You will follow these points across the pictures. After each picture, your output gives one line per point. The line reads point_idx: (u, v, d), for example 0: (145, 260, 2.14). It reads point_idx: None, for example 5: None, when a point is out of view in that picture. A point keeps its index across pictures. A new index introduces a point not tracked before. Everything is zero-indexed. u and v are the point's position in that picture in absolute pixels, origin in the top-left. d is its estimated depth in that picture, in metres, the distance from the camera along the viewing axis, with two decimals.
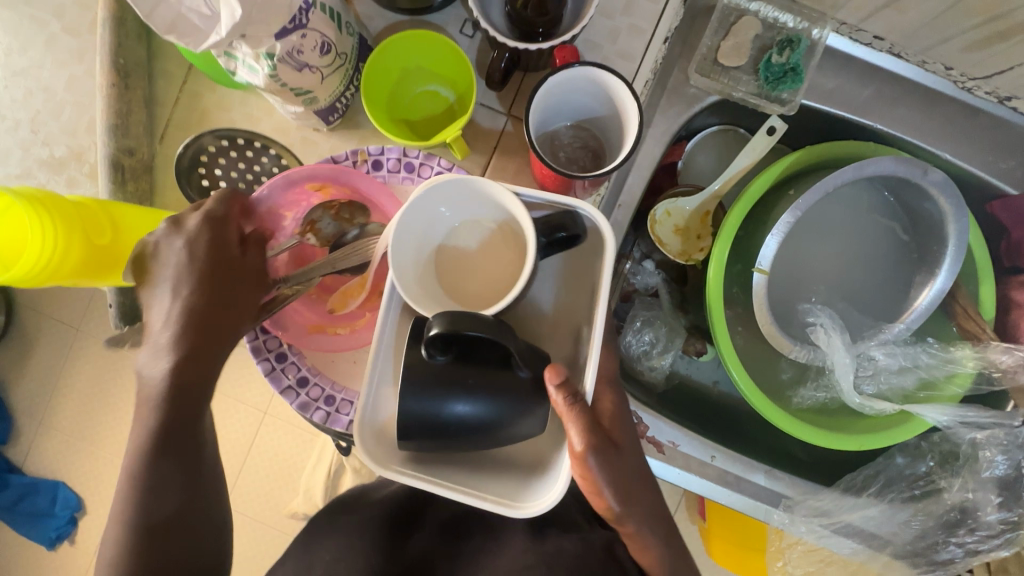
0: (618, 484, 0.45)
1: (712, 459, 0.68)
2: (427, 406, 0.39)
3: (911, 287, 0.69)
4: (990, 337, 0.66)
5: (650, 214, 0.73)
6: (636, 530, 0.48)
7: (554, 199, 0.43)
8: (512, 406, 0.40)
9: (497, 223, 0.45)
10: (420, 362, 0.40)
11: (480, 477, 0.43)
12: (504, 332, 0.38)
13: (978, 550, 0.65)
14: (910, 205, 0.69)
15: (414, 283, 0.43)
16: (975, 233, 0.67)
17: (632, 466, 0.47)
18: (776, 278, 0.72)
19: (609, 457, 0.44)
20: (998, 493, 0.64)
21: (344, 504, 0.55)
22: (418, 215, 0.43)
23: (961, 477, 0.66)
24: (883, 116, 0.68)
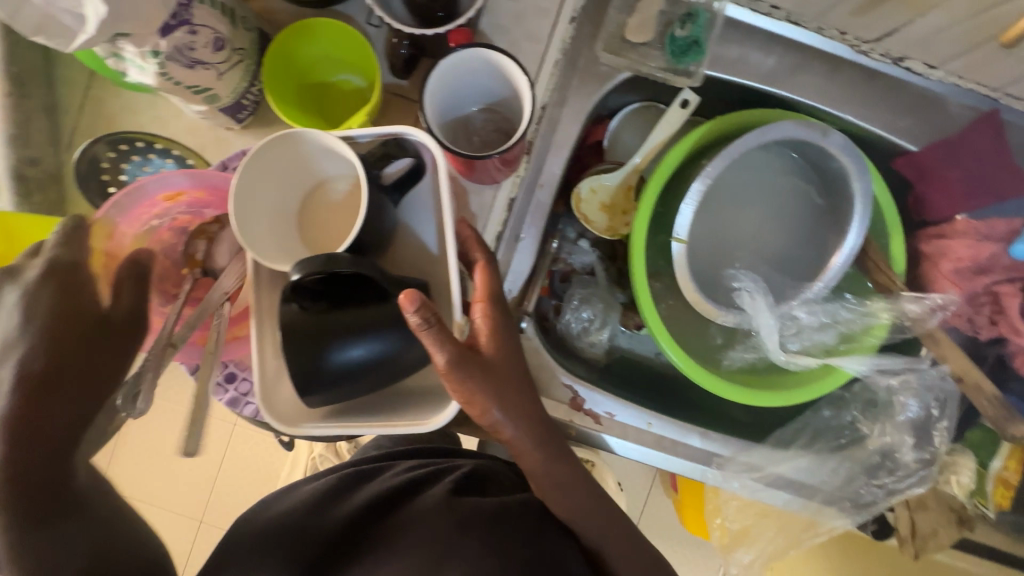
0: (492, 393, 0.49)
1: (648, 426, 0.70)
2: (324, 356, 0.47)
3: (828, 247, 0.72)
4: (899, 288, 0.69)
5: (576, 192, 0.75)
6: (515, 440, 0.53)
7: (379, 132, 0.48)
8: (399, 339, 0.49)
9: (343, 181, 0.52)
10: (300, 318, 0.47)
11: (394, 414, 0.51)
12: (361, 265, 0.45)
13: (897, 490, 0.68)
14: (819, 166, 0.71)
15: (264, 239, 0.48)
16: (880, 184, 0.69)
17: (509, 379, 0.51)
18: (700, 246, 0.74)
19: (477, 370, 0.48)
20: (914, 435, 0.68)
21: (263, 505, 0.59)
22: (266, 169, 0.48)
23: (881, 423, 0.69)
24: (787, 83, 0.70)
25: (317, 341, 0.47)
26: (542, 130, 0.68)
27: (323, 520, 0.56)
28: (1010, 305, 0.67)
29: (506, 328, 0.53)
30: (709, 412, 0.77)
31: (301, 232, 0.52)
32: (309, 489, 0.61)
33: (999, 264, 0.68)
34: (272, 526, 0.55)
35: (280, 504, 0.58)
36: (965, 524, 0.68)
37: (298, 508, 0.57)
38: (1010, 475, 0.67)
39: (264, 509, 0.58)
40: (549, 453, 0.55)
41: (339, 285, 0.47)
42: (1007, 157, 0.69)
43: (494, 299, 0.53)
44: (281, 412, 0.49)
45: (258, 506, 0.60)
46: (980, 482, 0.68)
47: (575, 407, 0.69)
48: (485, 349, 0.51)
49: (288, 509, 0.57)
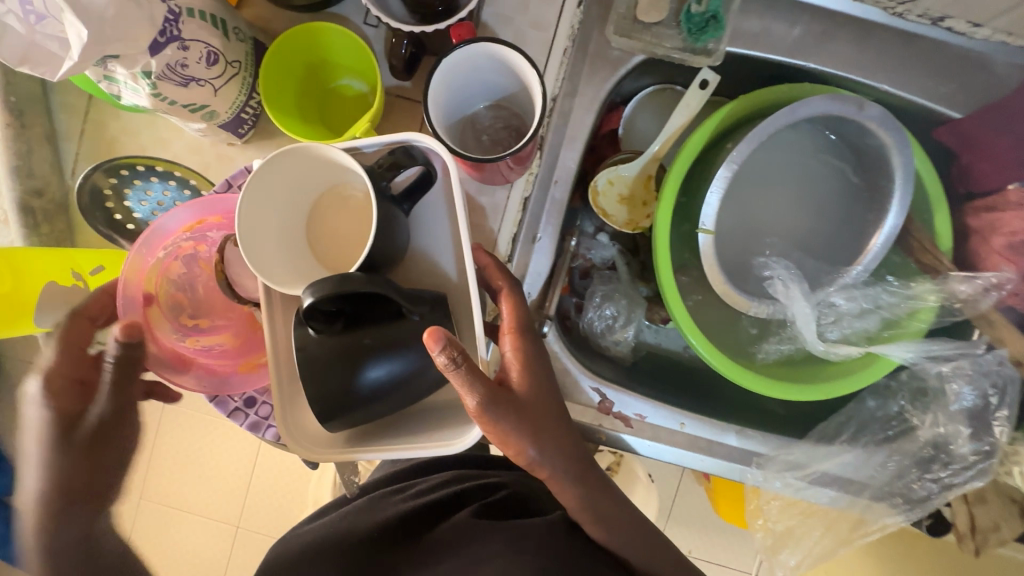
0: (527, 431, 0.48)
1: (681, 426, 0.67)
2: (344, 379, 0.45)
3: (866, 229, 0.67)
4: (948, 268, 0.64)
5: (593, 185, 0.72)
6: (552, 475, 0.51)
7: (387, 141, 0.46)
8: (420, 356, 0.46)
9: (348, 188, 0.49)
10: (316, 341, 0.45)
11: (418, 433, 0.48)
12: (380, 284, 0.42)
13: (953, 483, 0.63)
14: (855, 143, 0.66)
15: (275, 261, 0.46)
16: (923, 158, 0.64)
17: (542, 412, 0.50)
18: (728, 236, 0.71)
19: (508, 408, 0.46)
20: (969, 424, 0.63)
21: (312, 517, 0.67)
22: (270, 187, 0.45)
23: (932, 412, 0.65)
24: (815, 53, 0.65)
25: (336, 369, 0.45)
26: (554, 123, 0.65)
27: (352, 537, 0.59)
28: None
29: (539, 361, 0.52)
30: (745, 409, 0.73)
31: (314, 252, 0.50)
32: (344, 512, 0.64)
33: None
34: (302, 543, 0.60)
35: (317, 526, 0.63)
36: None
37: (331, 530, 0.61)
38: None
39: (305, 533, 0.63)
40: (587, 482, 0.53)
41: (355, 306, 0.44)
42: None
43: (525, 331, 0.52)
44: (307, 441, 0.48)
45: (301, 529, 0.64)
46: None
47: (605, 412, 0.67)
48: (518, 385, 0.50)
49: (322, 529, 0.62)
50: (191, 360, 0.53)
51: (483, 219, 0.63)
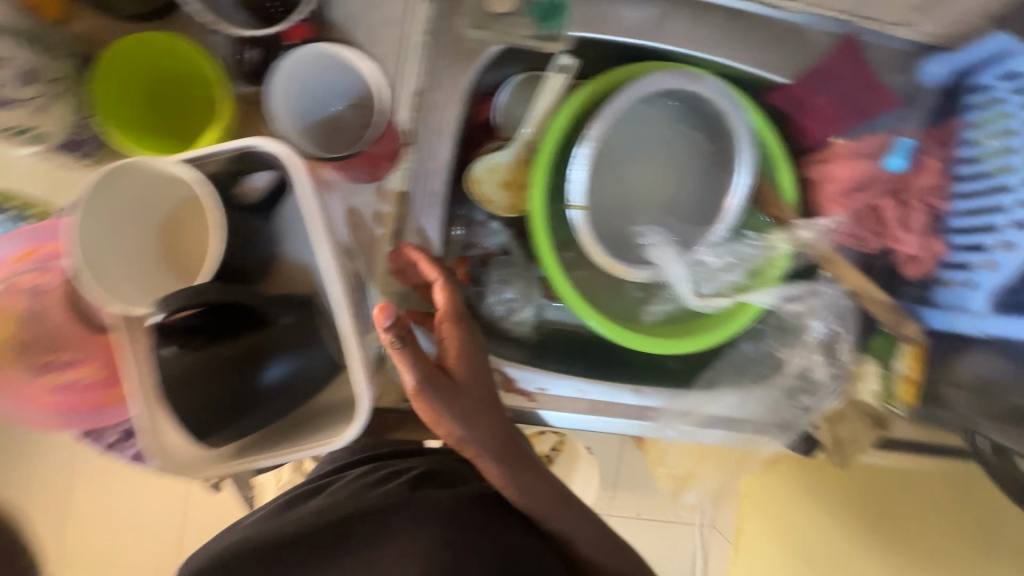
0: (459, 411, 0.55)
1: (581, 393, 0.71)
2: (216, 394, 0.44)
3: (722, 190, 0.75)
4: (792, 217, 0.73)
5: (472, 173, 0.74)
6: (478, 453, 0.58)
7: (226, 146, 0.44)
8: (297, 358, 0.47)
9: (192, 198, 0.47)
10: (174, 362, 0.43)
11: (304, 433, 0.49)
12: (234, 293, 0.43)
13: (814, 407, 0.73)
14: (702, 113, 0.73)
15: (123, 283, 0.45)
16: (762, 122, 0.72)
17: (473, 395, 0.57)
18: (604, 209, 0.76)
19: (442, 387, 0.54)
20: (822, 353, 0.72)
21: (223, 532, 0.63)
22: (105, 210, 0.43)
23: (795, 347, 0.74)
24: (656, 32, 0.71)
25: (205, 386, 0.44)
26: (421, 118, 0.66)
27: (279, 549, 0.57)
28: (890, 216, 0.72)
29: (476, 349, 0.59)
30: (643, 368, 0.78)
31: (169, 266, 0.49)
32: (269, 523, 0.60)
33: (877, 177, 0.72)
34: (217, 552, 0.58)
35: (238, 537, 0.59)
36: (878, 424, 0.74)
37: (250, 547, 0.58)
38: (914, 374, 0.69)
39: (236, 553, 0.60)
40: (512, 458, 0.60)
41: (215, 319, 0.43)
42: (867, 77, 0.73)
43: (461, 322, 0.59)
44: (184, 462, 0.45)
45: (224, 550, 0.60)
46: (888, 383, 0.71)
47: (507, 391, 0.70)
48: (455, 369, 0.57)
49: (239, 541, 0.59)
50: (47, 395, 0.51)
51: (362, 218, 0.63)
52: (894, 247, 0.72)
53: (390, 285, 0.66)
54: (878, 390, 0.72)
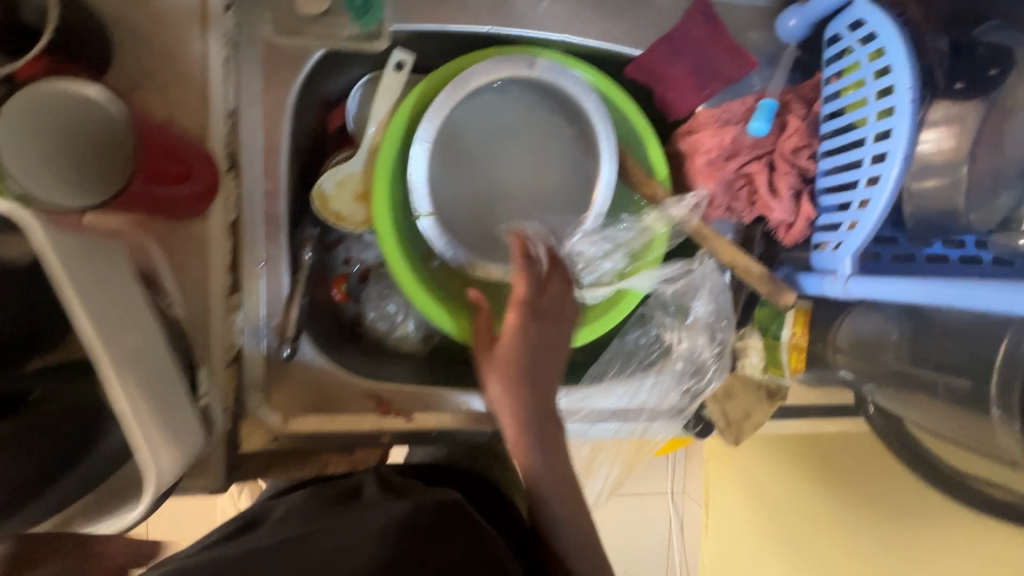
0: (503, 367, 0.61)
1: (464, 405, 0.70)
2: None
3: (591, 174, 0.72)
4: (663, 195, 0.70)
5: (320, 189, 0.68)
6: (513, 422, 0.59)
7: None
8: (86, 424, 0.48)
9: None
10: None
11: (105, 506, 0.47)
12: None
13: (700, 390, 0.71)
14: (557, 96, 0.70)
15: None
16: (620, 99, 0.70)
17: (553, 349, 0.63)
18: (469, 210, 0.72)
19: (488, 348, 0.63)
20: (706, 334, 0.71)
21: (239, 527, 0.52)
22: None
23: (678, 330, 0.72)
24: (492, 15, 0.66)
25: None
26: (244, 138, 0.61)
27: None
28: (758, 182, 0.70)
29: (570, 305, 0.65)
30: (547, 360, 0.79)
31: None
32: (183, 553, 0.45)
33: (742, 144, 0.69)
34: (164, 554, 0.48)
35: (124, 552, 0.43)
36: (774, 397, 0.72)
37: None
38: (799, 339, 0.69)
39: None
40: (553, 433, 0.59)
41: None
42: (726, 41, 0.69)
43: (523, 309, 0.62)
44: None
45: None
46: (774, 353, 0.69)
47: (383, 413, 0.67)
48: (502, 343, 0.62)
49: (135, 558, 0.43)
50: None
51: (187, 256, 0.59)
52: (766, 214, 0.70)
53: (235, 321, 0.62)
54: (763, 363, 0.70)
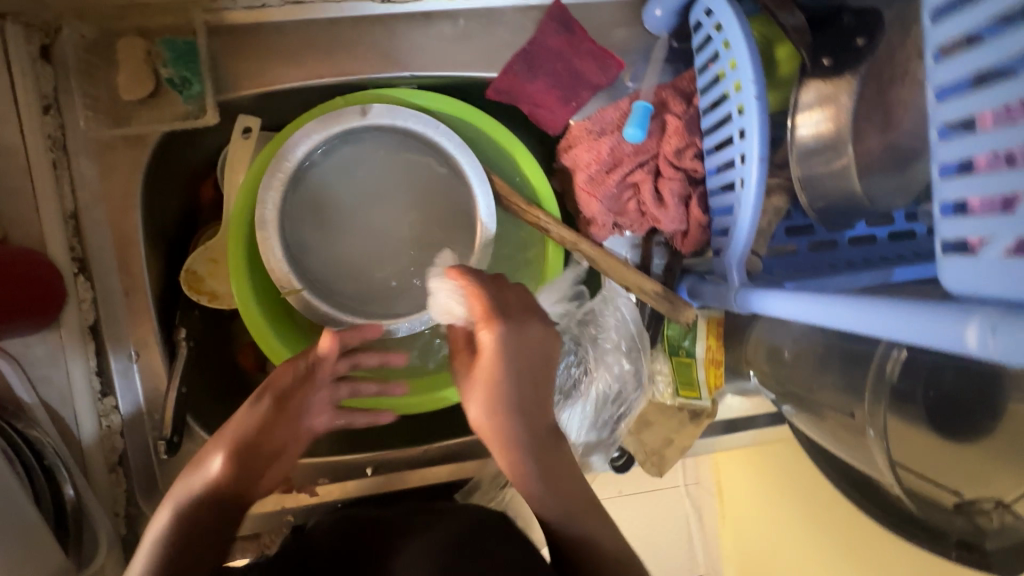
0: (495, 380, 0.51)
1: (371, 471, 0.68)
2: None
3: (470, 207, 0.68)
4: (545, 221, 0.66)
5: (188, 270, 0.66)
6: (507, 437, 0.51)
7: None
8: None
9: None
10: None
11: None
12: None
13: (623, 414, 0.66)
14: (413, 135, 0.66)
15: None
16: (485, 123, 0.66)
17: (536, 368, 0.53)
18: (346, 269, 0.69)
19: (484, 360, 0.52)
20: (631, 352, 0.65)
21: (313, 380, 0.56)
22: None
23: (599, 355, 0.66)
24: (329, 66, 0.63)
25: None
26: (92, 238, 0.60)
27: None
28: (644, 192, 0.64)
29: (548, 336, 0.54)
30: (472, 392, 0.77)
31: None
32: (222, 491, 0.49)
33: (622, 154, 0.64)
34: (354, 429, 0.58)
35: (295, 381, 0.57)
36: (700, 416, 0.66)
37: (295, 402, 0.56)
38: (718, 353, 0.63)
39: (250, 447, 0.52)
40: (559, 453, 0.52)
41: None
42: (586, 45, 0.65)
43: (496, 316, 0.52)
44: None
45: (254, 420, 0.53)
46: (689, 371, 0.64)
47: (286, 491, 0.65)
48: (483, 355, 0.52)
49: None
50: None
51: (48, 369, 0.57)
52: (657, 226, 0.65)
53: (111, 425, 0.61)
54: (674, 385, 0.65)
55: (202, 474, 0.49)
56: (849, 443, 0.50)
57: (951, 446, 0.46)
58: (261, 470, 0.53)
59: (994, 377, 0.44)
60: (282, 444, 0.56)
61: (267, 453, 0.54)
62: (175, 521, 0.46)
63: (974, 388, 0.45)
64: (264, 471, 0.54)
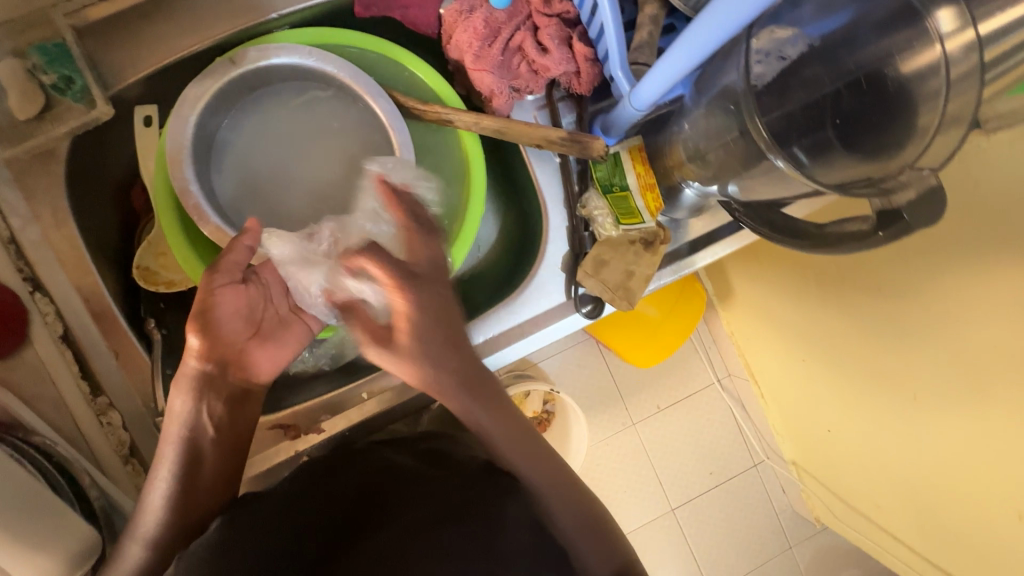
0: (426, 351, 0.52)
1: (366, 396, 0.69)
2: None
3: (372, 117, 0.70)
4: (442, 110, 0.68)
5: (139, 266, 0.69)
6: (427, 377, 0.53)
7: None
8: None
9: None
10: None
11: None
12: None
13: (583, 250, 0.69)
14: (291, 74, 0.68)
15: None
16: (363, 41, 0.69)
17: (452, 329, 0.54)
18: (282, 218, 0.70)
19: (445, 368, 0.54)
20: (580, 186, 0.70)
21: (230, 299, 0.59)
22: None
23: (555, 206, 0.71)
24: (200, 32, 0.65)
25: None
26: (36, 257, 0.63)
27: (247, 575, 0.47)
28: (528, 49, 0.65)
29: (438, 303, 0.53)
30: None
31: None
32: (190, 415, 0.58)
33: (497, 22, 0.65)
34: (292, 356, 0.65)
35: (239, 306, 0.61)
36: (654, 243, 0.68)
37: (242, 327, 0.61)
38: (649, 177, 0.64)
39: (222, 323, 0.59)
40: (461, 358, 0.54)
41: None
42: None
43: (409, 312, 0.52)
44: None
45: (216, 292, 0.58)
46: (625, 202, 0.66)
47: (294, 438, 0.68)
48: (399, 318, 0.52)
49: (178, 539, 0.54)
50: None
51: (35, 386, 0.61)
52: (550, 76, 0.66)
53: (112, 421, 0.64)
54: (615, 216, 0.67)
55: (192, 353, 0.58)
56: (762, 176, 0.53)
57: (850, 149, 0.49)
58: (242, 335, 0.61)
59: (875, 77, 0.48)
60: (254, 310, 0.62)
61: (240, 320, 0.61)
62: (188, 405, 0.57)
63: (870, 99, 0.48)
64: (247, 331, 0.62)
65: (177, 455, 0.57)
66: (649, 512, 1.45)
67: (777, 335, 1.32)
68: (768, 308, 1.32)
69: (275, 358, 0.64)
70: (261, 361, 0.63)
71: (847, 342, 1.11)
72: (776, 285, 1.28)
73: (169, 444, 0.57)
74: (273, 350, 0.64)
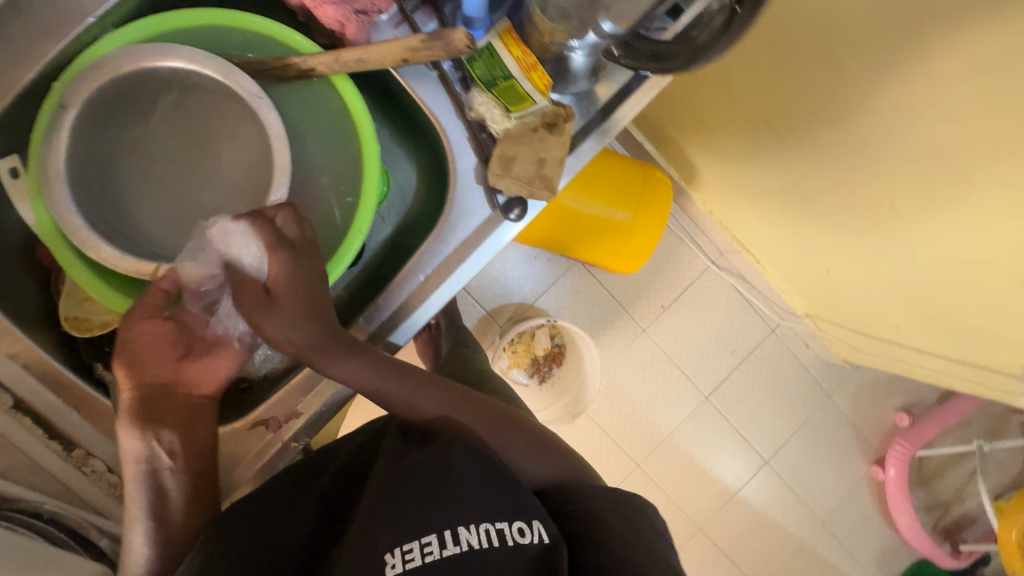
0: (295, 314, 0.59)
1: None
2: None
3: (230, 95, 0.67)
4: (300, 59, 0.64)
5: (67, 318, 0.68)
6: (295, 340, 0.60)
7: None
8: None
9: None
10: None
11: None
12: None
13: (488, 152, 0.67)
14: (129, 93, 0.64)
15: None
16: (198, 15, 0.66)
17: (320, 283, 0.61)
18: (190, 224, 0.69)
19: (327, 347, 0.61)
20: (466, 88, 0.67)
21: (145, 329, 0.59)
22: None
23: (451, 120, 0.68)
24: (29, 60, 0.62)
25: None
26: None
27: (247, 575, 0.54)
28: None
29: (302, 272, 0.59)
30: (394, 258, 0.80)
31: None
32: (142, 447, 0.59)
33: None
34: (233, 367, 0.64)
35: (157, 337, 0.60)
36: (557, 124, 0.66)
37: (171, 355, 0.60)
38: (528, 58, 0.61)
39: (145, 355, 0.59)
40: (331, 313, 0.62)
41: None
42: None
43: (279, 271, 0.58)
44: None
45: (131, 329, 0.59)
46: (511, 90, 0.62)
47: (276, 429, 0.68)
48: (273, 280, 0.58)
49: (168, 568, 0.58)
50: None
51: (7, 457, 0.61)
52: None
53: (95, 468, 0.64)
54: (502, 107, 0.64)
55: (126, 386, 0.59)
56: None
57: None
58: (170, 359, 0.60)
59: None
60: (180, 334, 0.61)
61: (168, 346, 0.60)
62: (135, 438, 0.59)
63: None
64: (177, 354, 0.61)
65: (144, 488, 0.59)
66: (686, 411, 1.47)
67: (748, 193, 1.29)
68: (729, 175, 1.29)
69: (215, 374, 0.63)
70: (200, 376, 0.62)
71: (815, 175, 1.07)
72: (726, 153, 1.25)
73: (130, 479, 0.58)
74: (210, 366, 0.62)
